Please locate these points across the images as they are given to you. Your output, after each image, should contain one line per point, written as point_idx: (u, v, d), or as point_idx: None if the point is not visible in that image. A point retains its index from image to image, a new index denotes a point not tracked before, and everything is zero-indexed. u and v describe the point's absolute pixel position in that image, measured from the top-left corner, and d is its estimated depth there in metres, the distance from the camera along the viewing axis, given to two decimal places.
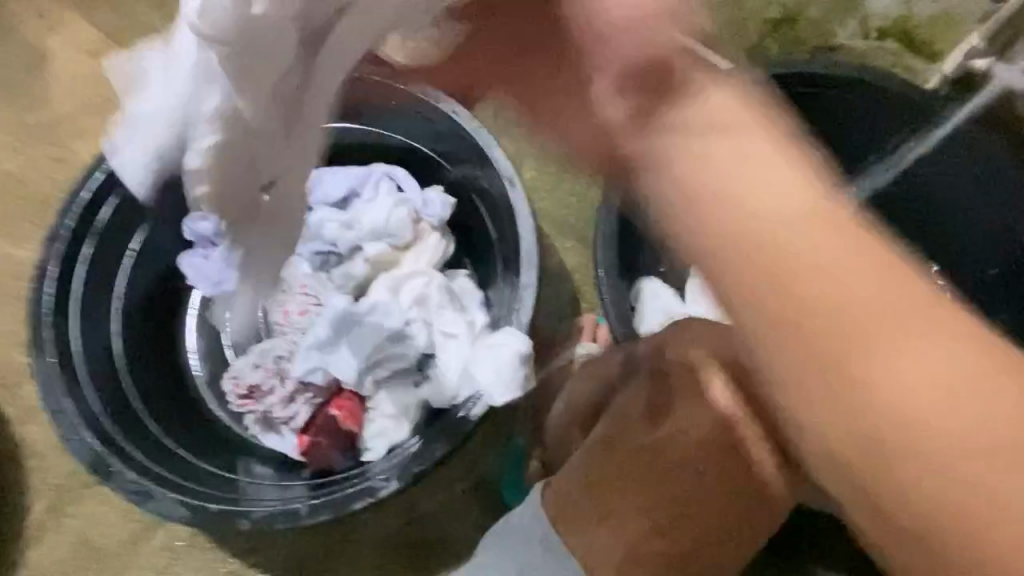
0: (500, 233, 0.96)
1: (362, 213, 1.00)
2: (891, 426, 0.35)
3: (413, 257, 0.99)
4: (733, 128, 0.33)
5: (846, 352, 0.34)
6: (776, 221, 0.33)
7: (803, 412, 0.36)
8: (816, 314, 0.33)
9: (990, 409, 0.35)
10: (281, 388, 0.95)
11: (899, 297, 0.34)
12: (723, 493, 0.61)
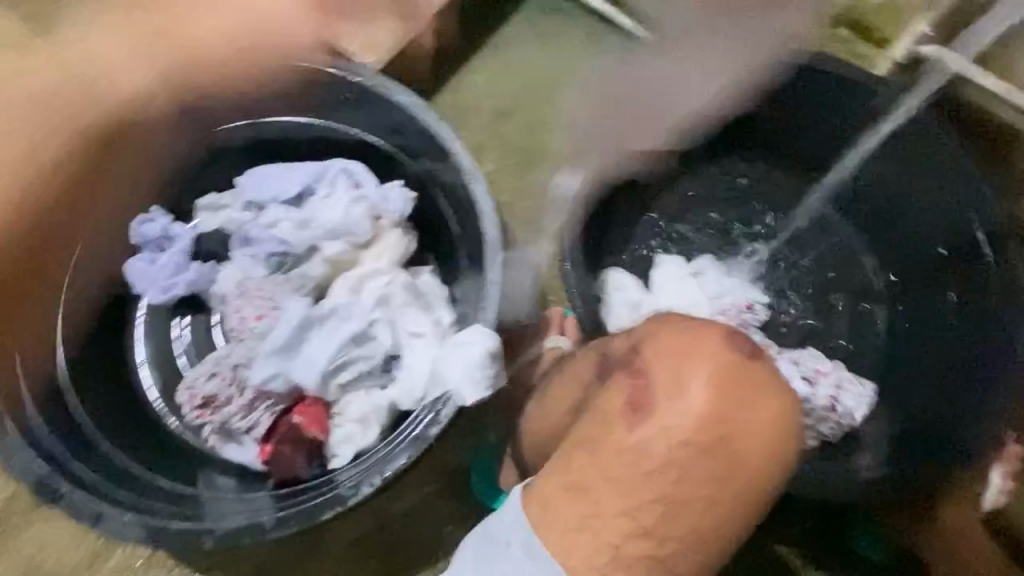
0: (466, 227, 0.94)
1: (317, 209, 0.96)
2: (712, 463, 0.57)
3: (373, 254, 0.95)
4: (651, 364, 0.62)
5: (705, 441, 0.57)
6: (667, 401, 0.59)
7: (663, 457, 0.57)
8: (694, 435, 0.57)
9: (746, 443, 0.58)
10: (239, 397, 0.91)
11: (726, 438, 0.57)
12: (701, 481, 0.57)
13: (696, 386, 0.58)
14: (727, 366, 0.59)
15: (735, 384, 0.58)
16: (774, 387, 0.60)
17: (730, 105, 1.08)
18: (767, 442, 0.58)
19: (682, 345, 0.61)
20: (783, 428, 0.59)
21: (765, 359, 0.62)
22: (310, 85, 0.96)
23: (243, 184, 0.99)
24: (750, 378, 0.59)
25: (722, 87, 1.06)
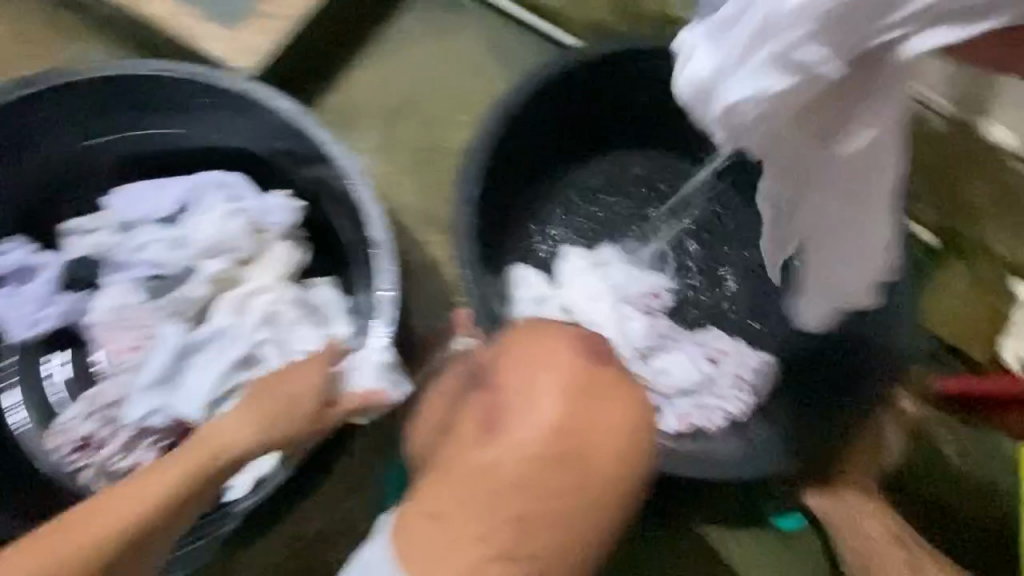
0: (355, 237, 0.91)
1: (192, 227, 0.90)
2: (552, 469, 0.57)
3: (258, 272, 0.90)
4: (491, 383, 0.65)
5: (544, 445, 0.58)
6: (511, 415, 0.61)
7: (502, 472, 0.57)
8: (532, 441, 0.58)
9: (591, 436, 0.59)
10: (119, 435, 0.87)
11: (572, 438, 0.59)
12: (560, 491, 0.57)
13: (549, 398, 0.60)
14: (579, 377, 0.61)
15: (585, 392, 0.60)
16: (626, 392, 0.62)
17: (621, 93, 1.07)
18: (618, 444, 0.59)
19: (535, 360, 0.63)
20: (637, 432, 0.61)
21: (617, 366, 0.65)
22: (182, 95, 0.92)
23: (111, 203, 0.94)
24: (602, 385, 0.61)
25: (609, 76, 1.03)
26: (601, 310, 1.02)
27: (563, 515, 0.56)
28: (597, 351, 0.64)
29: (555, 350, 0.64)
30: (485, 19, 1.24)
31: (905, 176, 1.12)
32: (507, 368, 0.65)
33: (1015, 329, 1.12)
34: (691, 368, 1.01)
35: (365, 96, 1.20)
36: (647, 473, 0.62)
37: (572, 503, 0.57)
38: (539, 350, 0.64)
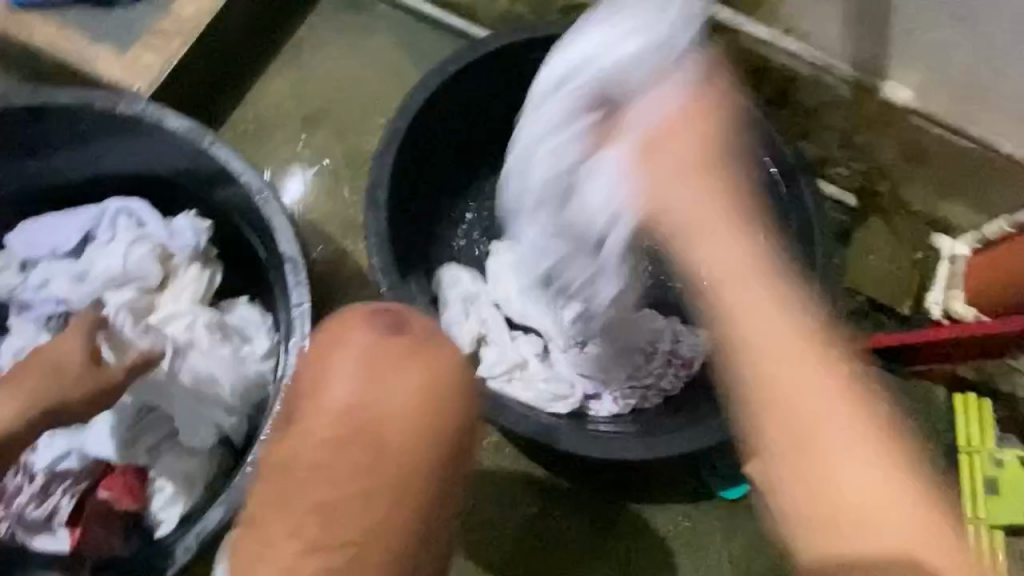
0: (268, 251, 0.89)
1: (95, 259, 0.88)
2: (348, 442, 0.55)
3: (171, 297, 0.88)
4: (294, 367, 0.61)
5: (336, 423, 0.55)
6: (307, 402, 0.57)
7: (304, 460, 0.55)
8: (323, 424, 0.55)
9: (388, 399, 0.56)
10: (30, 485, 0.83)
11: (362, 403, 0.55)
12: (361, 467, 0.54)
13: (337, 381, 0.56)
14: (367, 350, 0.57)
15: (372, 364, 0.56)
16: (429, 352, 0.58)
17: (531, 81, 1.04)
18: (415, 408, 0.55)
19: (323, 342, 0.58)
20: (439, 392, 0.56)
21: (416, 328, 0.59)
22: (67, 123, 0.87)
23: (9, 243, 0.90)
24: (397, 352, 0.57)
25: (519, 68, 1.01)
26: (532, 306, 1.00)
27: (378, 474, 0.54)
28: (393, 316, 0.59)
29: (344, 325, 0.58)
30: (393, 18, 1.22)
31: (817, 140, 1.16)
32: (305, 351, 0.60)
33: (934, 279, 1.17)
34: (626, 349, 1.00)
35: (275, 106, 1.17)
36: (460, 426, 0.57)
37: (381, 464, 0.54)
38: (331, 329, 0.59)
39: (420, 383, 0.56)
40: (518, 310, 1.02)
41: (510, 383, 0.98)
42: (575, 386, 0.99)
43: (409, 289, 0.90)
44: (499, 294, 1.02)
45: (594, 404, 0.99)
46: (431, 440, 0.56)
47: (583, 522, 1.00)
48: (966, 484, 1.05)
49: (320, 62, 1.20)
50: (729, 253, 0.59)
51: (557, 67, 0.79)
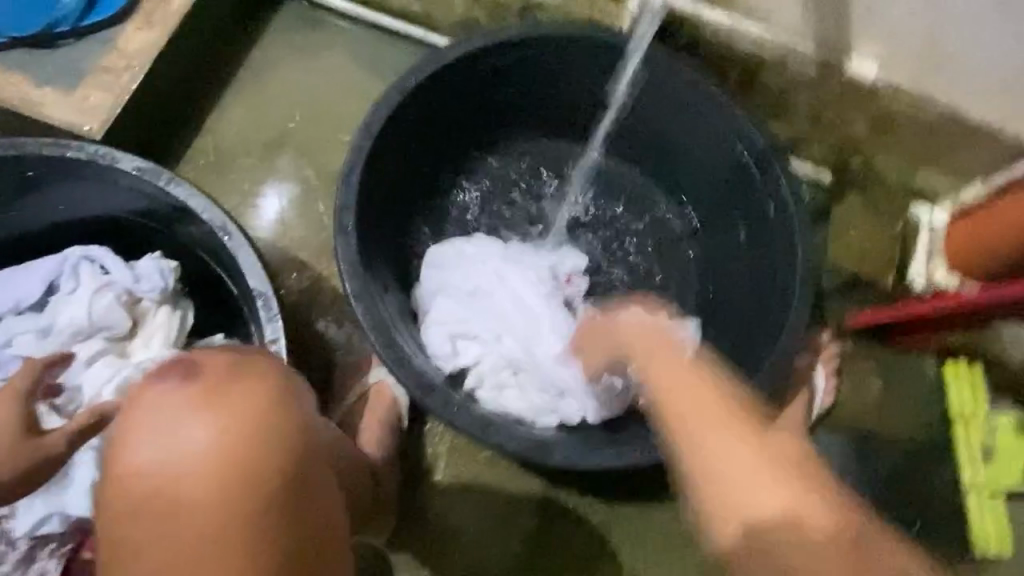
0: (239, 288, 0.87)
1: (58, 311, 0.85)
2: (179, 512, 0.55)
3: (142, 343, 0.86)
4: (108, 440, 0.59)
5: (152, 491, 0.55)
6: (119, 480, 0.56)
7: (136, 539, 0.56)
8: (145, 495, 0.55)
9: (207, 448, 0.56)
10: (12, 552, 0.80)
11: (181, 464, 0.56)
12: (204, 534, 0.56)
13: (145, 439, 0.56)
14: (167, 408, 0.57)
15: (184, 419, 0.57)
16: (243, 387, 0.59)
17: (493, 87, 1.02)
18: (234, 457, 0.56)
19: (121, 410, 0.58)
20: (249, 431, 0.57)
21: (210, 370, 0.59)
22: (15, 175, 0.84)
23: None
24: (206, 396, 0.58)
25: (479, 75, 0.98)
26: (516, 309, 0.95)
27: (226, 527, 0.56)
28: (186, 366, 0.59)
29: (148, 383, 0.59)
30: (347, 32, 1.19)
31: (788, 122, 1.15)
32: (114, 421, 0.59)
33: (916, 250, 1.14)
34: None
35: (234, 135, 1.14)
36: (296, 452, 0.60)
37: (224, 522, 0.56)
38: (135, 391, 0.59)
39: (239, 420, 0.58)
40: (502, 306, 0.95)
41: (504, 397, 0.91)
42: (572, 391, 0.91)
43: (386, 313, 0.86)
44: (483, 301, 0.95)
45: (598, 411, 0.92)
46: (273, 476, 0.58)
47: (586, 532, 0.97)
48: (961, 453, 1.05)
49: (278, 84, 1.17)
50: (715, 434, 0.62)
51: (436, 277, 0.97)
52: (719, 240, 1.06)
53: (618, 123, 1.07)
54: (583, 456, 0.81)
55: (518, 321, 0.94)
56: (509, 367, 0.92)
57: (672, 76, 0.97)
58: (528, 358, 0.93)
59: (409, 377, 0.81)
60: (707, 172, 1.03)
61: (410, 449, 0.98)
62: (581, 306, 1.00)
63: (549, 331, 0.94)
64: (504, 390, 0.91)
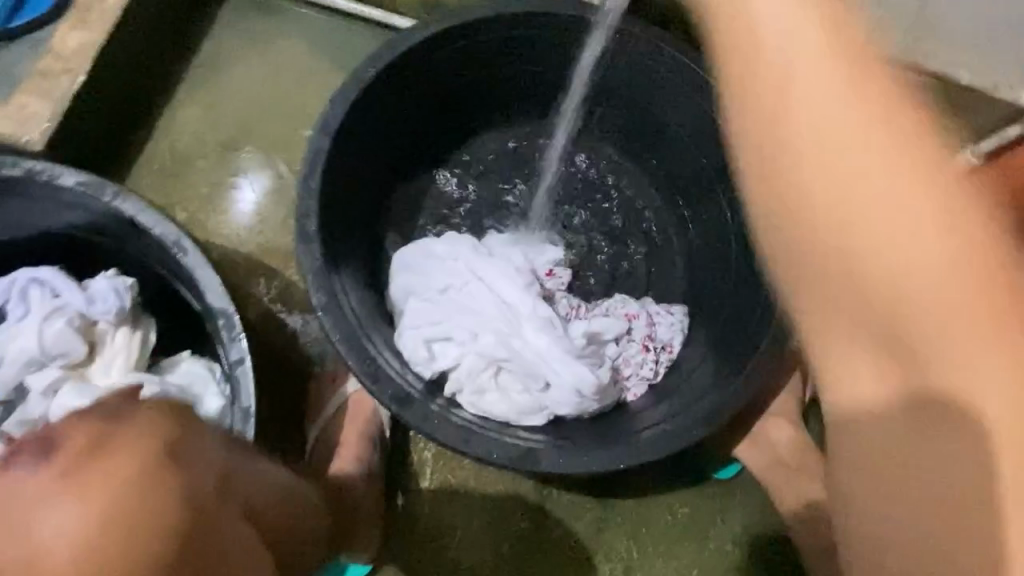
0: (200, 305, 0.81)
1: (9, 341, 0.80)
2: None
3: (102, 369, 0.81)
4: None
5: None
6: None
7: None
8: None
9: (79, 531, 0.50)
10: None
11: (46, 556, 0.49)
12: None
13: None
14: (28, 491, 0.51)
15: (51, 500, 0.51)
16: (119, 456, 0.53)
17: (459, 73, 0.96)
18: (103, 540, 0.50)
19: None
20: (118, 509, 0.51)
21: (80, 438, 0.54)
22: None
23: None
24: (75, 473, 0.51)
25: (443, 60, 0.92)
26: (494, 304, 0.90)
27: None
28: (52, 437, 0.54)
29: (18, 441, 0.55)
30: (304, 19, 1.13)
31: None
32: None
33: None
34: (596, 340, 0.94)
35: (190, 135, 1.08)
36: (184, 528, 0.53)
37: None
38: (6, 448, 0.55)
39: (114, 496, 0.51)
40: (479, 303, 0.90)
41: (488, 399, 0.85)
42: (558, 387, 0.86)
43: (357, 323, 0.81)
44: (458, 298, 0.90)
45: (587, 403, 0.88)
46: (153, 556, 0.51)
47: (577, 531, 0.95)
48: None
49: (232, 77, 1.10)
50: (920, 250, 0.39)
51: (406, 279, 0.92)
52: (704, 222, 1.02)
53: (594, 104, 1.02)
54: (571, 461, 0.78)
55: (496, 317, 0.89)
56: (491, 367, 0.86)
57: (645, 49, 0.91)
58: (511, 356, 0.87)
59: (384, 389, 0.77)
60: (690, 151, 0.99)
61: (393, 458, 0.94)
62: (558, 298, 0.97)
63: (529, 324, 0.89)
64: (488, 392, 0.86)
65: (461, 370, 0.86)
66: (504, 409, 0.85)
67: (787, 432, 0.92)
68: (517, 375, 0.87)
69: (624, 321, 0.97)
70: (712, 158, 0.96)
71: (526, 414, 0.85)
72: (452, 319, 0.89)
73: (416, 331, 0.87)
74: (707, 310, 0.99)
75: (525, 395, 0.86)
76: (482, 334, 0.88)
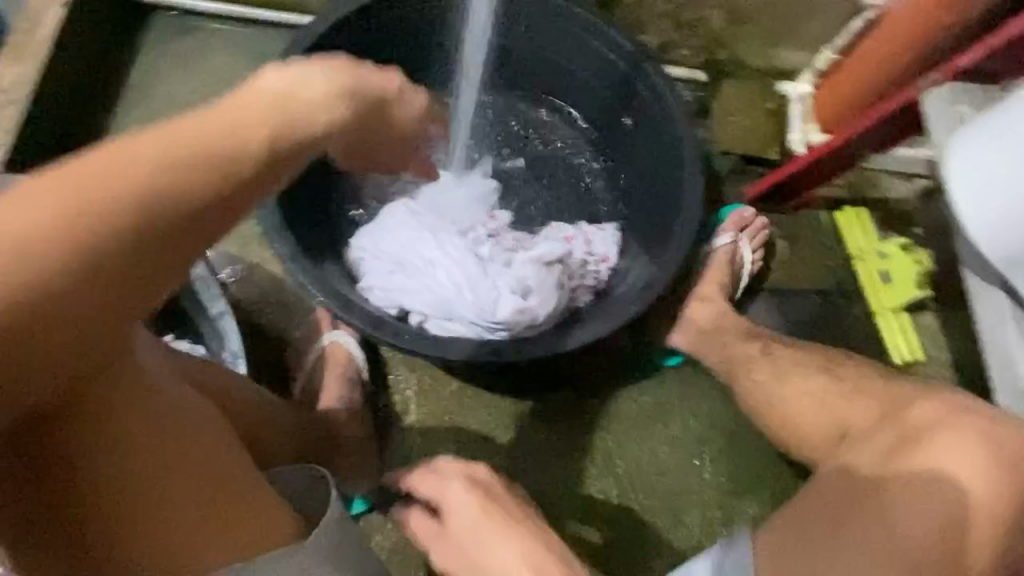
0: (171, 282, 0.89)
1: None
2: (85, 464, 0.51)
3: None
4: None
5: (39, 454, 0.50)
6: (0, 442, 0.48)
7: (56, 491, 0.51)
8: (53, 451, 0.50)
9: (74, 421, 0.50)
10: None
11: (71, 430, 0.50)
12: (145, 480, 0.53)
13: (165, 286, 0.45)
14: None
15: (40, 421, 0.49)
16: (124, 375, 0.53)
17: (375, 48, 1.07)
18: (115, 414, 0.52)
19: (115, 199, 0.43)
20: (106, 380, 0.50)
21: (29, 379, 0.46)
22: None
23: None
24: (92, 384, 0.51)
25: (356, 39, 1.04)
26: (431, 244, 0.96)
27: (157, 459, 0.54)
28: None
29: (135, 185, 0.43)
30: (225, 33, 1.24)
31: (653, 31, 1.26)
32: None
33: (790, 120, 1.27)
34: (529, 259, 1.03)
35: None
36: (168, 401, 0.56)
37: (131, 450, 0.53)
38: (154, 138, 0.45)
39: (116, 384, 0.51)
40: (427, 247, 0.97)
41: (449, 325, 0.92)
42: (508, 308, 0.92)
43: (322, 269, 0.89)
44: (399, 247, 0.97)
45: (533, 315, 0.93)
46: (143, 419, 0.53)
47: (555, 431, 1.06)
48: (863, 282, 1.18)
49: (164, 91, 1.20)
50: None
51: (368, 236, 1.00)
52: (614, 146, 1.15)
53: (500, 62, 1.15)
54: (531, 349, 0.88)
55: (438, 258, 0.96)
56: (446, 293, 0.94)
57: (533, 1, 1.04)
58: (462, 280, 0.94)
59: (357, 316, 0.85)
60: (591, 84, 1.12)
61: (377, 399, 1.03)
62: (491, 237, 1.06)
63: (468, 261, 0.95)
64: (446, 316, 0.93)
65: (421, 303, 0.94)
66: (464, 328, 0.92)
67: (710, 310, 1.06)
68: (468, 294, 0.93)
69: (559, 241, 1.07)
70: (612, 87, 1.10)
71: (485, 328, 0.93)
72: (405, 264, 0.96)
73: (377, 280, 0.96)
74: (633, 220, 1.12)
75: (478, 311, 0.92)
76: (431, 268, 0.95)
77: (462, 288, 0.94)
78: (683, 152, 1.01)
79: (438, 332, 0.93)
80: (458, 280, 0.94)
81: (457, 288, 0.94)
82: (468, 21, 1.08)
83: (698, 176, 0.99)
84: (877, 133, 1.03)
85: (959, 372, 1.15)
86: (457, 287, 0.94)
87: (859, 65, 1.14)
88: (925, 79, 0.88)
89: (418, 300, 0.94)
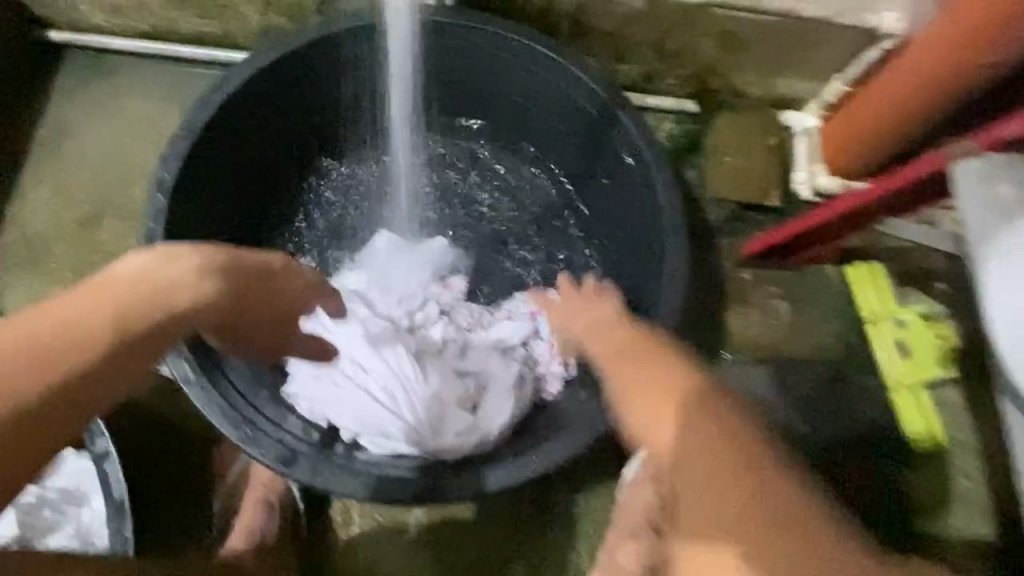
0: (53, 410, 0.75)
1: None
2: None
3: None
4: None
5: None
6: None
7: None
8: None
9: None
10: None
11: None
12: None
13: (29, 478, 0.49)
14: None
15: None
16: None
17: (303, 100, 0.92)
18: None
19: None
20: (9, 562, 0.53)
21: None
22: None
23: None
24: None
25: (280, 93, 0.89)
26: (366, 342, 0.82)
27: None
28: None
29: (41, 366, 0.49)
30: (143, 73, 1.08)
31: (635, 61, 1.09)
32: None
33: (794, 159, 1.12)
34: (481, 350, 0.88)
35: (43, 218, 1.03)
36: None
37: None
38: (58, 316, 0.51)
39: None
40: (358, 349, 0.82)
41: (386, 445, 0.79)
42: (452, 427, 0.79)
43: (229, 385, 0.76)
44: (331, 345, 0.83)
45: (482, 433, 0.80)
46: None
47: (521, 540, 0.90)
48: (879, 355, 1.02)
49: (74, 144, 1.06)
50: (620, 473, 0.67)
51: None
52: (588, 201, 1.00)
53: (455, 105, 1.00)
54: (474, 482, 0.75)
55: (370, 362, 0.81)
56: (379, 407, 0.80)
57: (486, 40, 0.88)
58: (397, 390, 0.80)
59: (266, 451, 0.72)
60: (560, 132, 0.96)
61: (297, 523, 0.86)
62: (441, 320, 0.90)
63: (403, 366, 0.81)
64: (380, 434, 0.80)
65: (351, 420, 0.80)
66: (401, 448, 0.79)
67: (635, 554, 0.82)
68: (404, 408, 0.80)
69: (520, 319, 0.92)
70: (583, 138, 0.94)
71: (424, 448, 0.79)
72: (333, 369, 0.82)
73: (302, 389, 0.82)
74: None
75: (414, 430, 0.78)
76: (362, 375, 0.81)
77: (397, 401, 0.80)
78: (663, 225, 0.85)
79: (373, 451, 0.80)
80: (393, 391, 0.80)
81: (390, 402, 0.80)
82: (392, 63, 0.90)
83: (680, 253, 0.84)
84: (899, 197, 0.86)
85: (986, 457, 1.00)
86: (392, 400, 0.80)
87: (875, 102, 0.98)
88: (953, 146, 0.73)
89: (347, 416, 0.80)
